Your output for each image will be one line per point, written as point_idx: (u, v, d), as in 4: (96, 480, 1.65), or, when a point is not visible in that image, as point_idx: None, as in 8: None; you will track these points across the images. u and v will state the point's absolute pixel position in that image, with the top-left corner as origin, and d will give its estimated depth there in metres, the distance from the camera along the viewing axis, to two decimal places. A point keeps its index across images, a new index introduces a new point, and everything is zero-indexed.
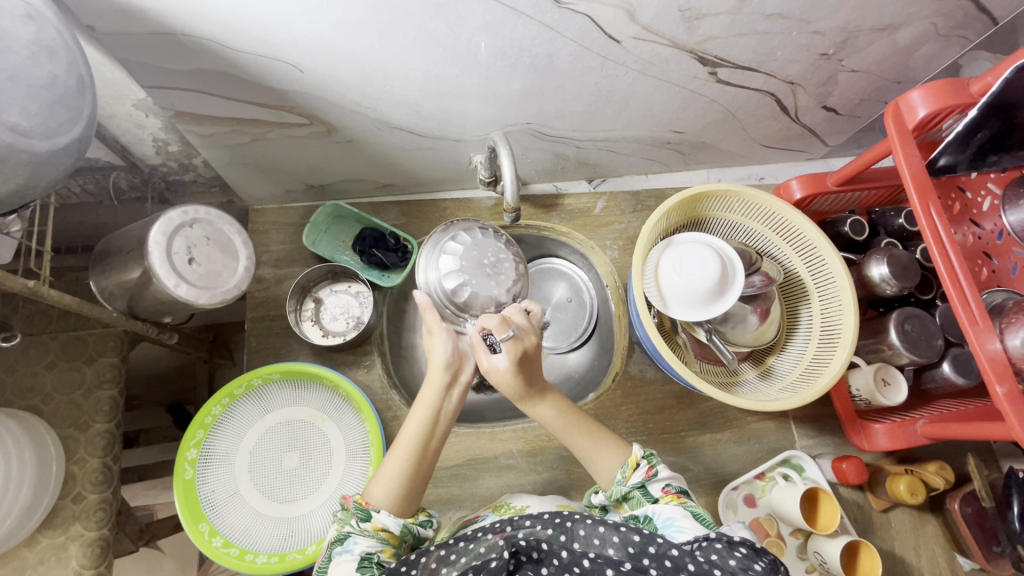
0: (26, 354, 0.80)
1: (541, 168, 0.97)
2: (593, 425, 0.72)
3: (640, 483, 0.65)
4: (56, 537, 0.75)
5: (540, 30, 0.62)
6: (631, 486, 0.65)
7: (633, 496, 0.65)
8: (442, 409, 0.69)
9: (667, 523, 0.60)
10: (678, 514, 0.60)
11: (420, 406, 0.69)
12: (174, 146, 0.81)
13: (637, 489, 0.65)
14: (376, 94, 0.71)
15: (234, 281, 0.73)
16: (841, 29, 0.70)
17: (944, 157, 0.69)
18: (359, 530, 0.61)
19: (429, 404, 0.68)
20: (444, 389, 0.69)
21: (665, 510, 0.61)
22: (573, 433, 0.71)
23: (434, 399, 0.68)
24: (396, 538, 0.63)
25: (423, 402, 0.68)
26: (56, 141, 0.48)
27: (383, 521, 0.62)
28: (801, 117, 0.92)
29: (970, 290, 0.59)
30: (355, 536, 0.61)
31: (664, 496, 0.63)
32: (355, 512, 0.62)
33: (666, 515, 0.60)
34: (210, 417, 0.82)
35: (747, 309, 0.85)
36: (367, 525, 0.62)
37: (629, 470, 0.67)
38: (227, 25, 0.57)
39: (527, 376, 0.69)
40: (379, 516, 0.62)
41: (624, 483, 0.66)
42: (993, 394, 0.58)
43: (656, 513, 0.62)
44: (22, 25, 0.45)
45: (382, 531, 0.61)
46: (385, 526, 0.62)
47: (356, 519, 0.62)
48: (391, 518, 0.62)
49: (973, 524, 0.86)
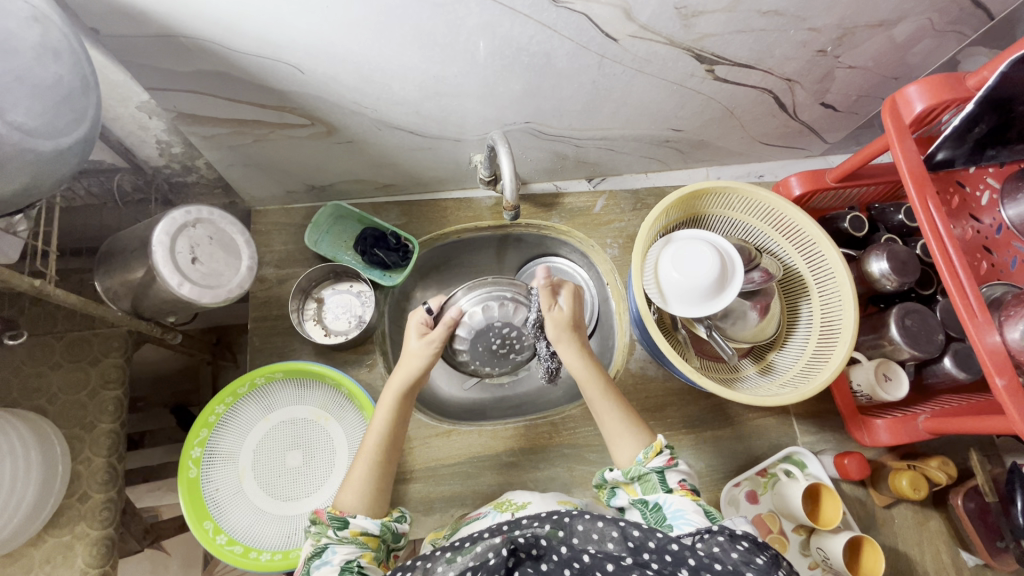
0: (32, 355, 0.81)
1: (541, 167, 0.98)
2: (620, 403, 0.73)
3: (660, 468, 0.65)
4: (62, 537, 0.76)
5: (537, 29, 0.63)
6: (651, 468, 0.65)
7: (649, 479, 0.65)
8: (403, 410, 0.74)
9: (677, 514, 0.60)
10: (690, 508, 0.60)
11: (379, 411, 0.73)
12: (177, 148, 0.82)
13: (656, 473, 0.65)
14: (375, 94, 0.71)
15: (237, 280, 0.74)
16: (837, 26, 0.71)
17: (942, 151, 0.69)
18: (337, 539, 0.62)
19: (387, 408, 0.73)
20: (400, 393, 0.73)
21: (677, 501, 0.61)
22: (606, 404, 0.73)
23: (391, 403, 0.73)
24: (375, 539, 0.64)
25: (383, 406, 0.73)
26: (61, 141, 0.49)
27: (361, 526, 0.63)
28: (799, 115, 0.93)
29: (968, 283, 0.59)
30: (333, 546, 0.61)
31: (679, 489, 0.63)
32: (330, 523, 0.62)
33: (677, 506, 0.61)
34: (213, 416, 0.83)
35: (747, 305, 0.86)
36: (345, 532, 0.62)
37: (651, 452, 0.66)
38: (228, 27, 0.57)
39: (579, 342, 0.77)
40: (356, 521, 0.63)
41: (643, 464, 0.66)
42: (993, 387, 0.58)
43: (668, 503, 0.62)
44: (28, 27, 0.45)
45: (361, 535, 0.63)
46: (364, 530, 0.63)
47: (333, 530, 0.62)
48: (368, 520, 0.64)
49: (976, 519, 0.86)
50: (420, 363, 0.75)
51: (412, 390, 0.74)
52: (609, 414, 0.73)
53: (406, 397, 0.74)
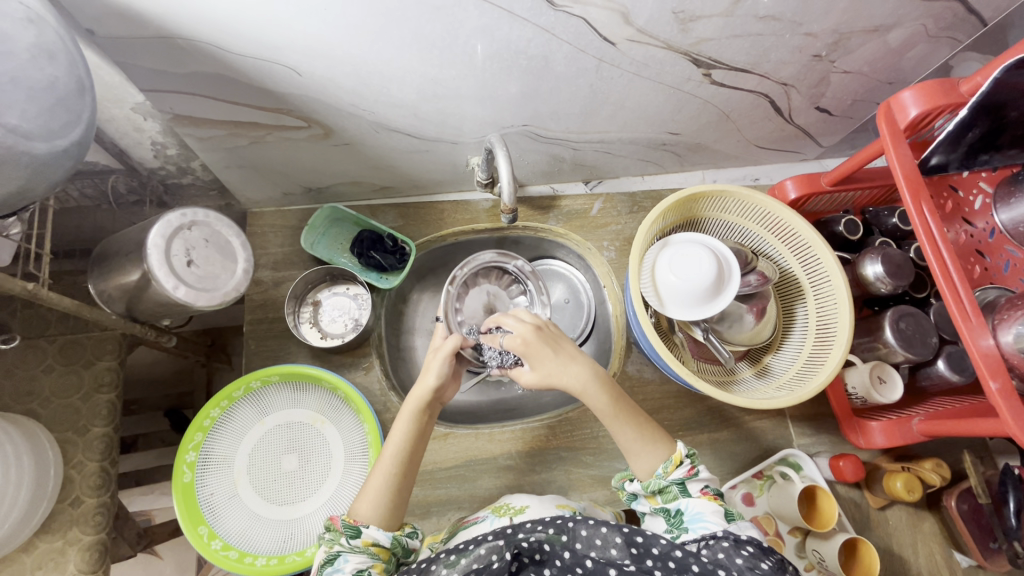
0: (23, 359, 0.80)
1: (538, 170, 0.99)
2: (636, 418, 0.71)
3: (680, 480, 0.65)
4: (54, 542, 0.75)
5: (535, 33, 0.63)
6: (671, 481, 0.65)
7: (669, 491, 0.65)
8: (422, 422, 0.73)
9: (696, 517, 0.61)
10: (708, 510, 0.61)
11: (399, 423, 0.72)
12: (172, 150, 0.82)
13: (676, 484, 0.65)
14: (373, 97, 0.71)
15: (233, 282, 0.74)
16: (833, 31, 0.71)
17: (936, 155, 0.70)
18: (349, 547, 0.63)
19: (406, 423, 0.72)
20: (418, 410, 0.72)
21: (698, 504, 0.62)
22: (618, 425, 0.71)
23: (409, 417, 0.72)
24: (386, 551, 0.65)
25: (403, 416, 0.72)
26: (56, 143, 0.48)
27: (373, 536, 0.64)
28: (795, 118, 0.93)
29: (962, 287, 0.59)
30: (345, 554, 0.62)
31: (702, 496, 0.63)
32: (344, 531, 0.63)
33: (697, 509, 0.62)
34: (208, 419, 0.82)
35: (743, 308, 0.87)
36: (357, 541, 0.63)
37: (671, 465, 0.66)
38: (224, 30, 0.57)
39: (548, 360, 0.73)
40: (368, 531, 0.64)
41: (664, 477, 0.65)
42: (987, 390, 0.58)
43: (688, 507, 0.63)
44: (23, 28, 0.45)
45: (372, 546, 0.63)
46: (376, 541, 0.64)
47: (346, 537, 0.63)
48: (380, 532, 0.64)
49: (970, 520, 0.86)
50: (425, 393, 0.73)
51: (431, 405, 0.74)
52: (625, 430, 0.70)
53: (425, 412, 0.73)
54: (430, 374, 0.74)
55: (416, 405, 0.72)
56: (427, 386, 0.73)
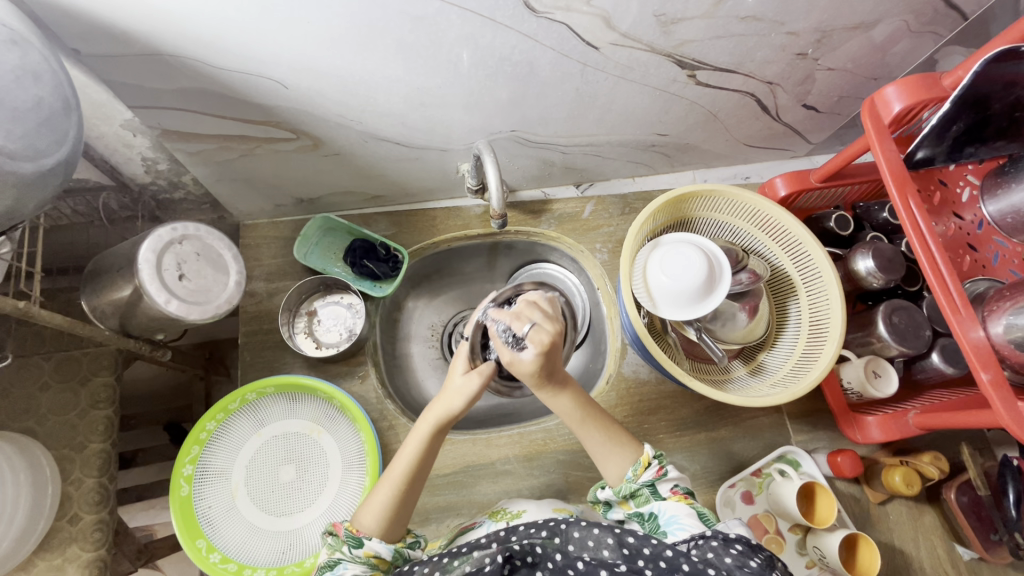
0: (18, 377, 0.80)
1: (529, 174, 0.99)
2: (606, 425, 0.73)
3: (650, 482, 0.66)
4: (53, 560, 0.75)
5: (519, 39, 0.63)
6: (641, 484, 0.66)
7: (641, 494, 0.66)
8: (433, 440, 0.71)
9: (671, 520, 0.62)
10: (683, 512, 0.62)
11: (411, 439, 0.71)
12: (162, 165, 0.82)
13: (647, 487, 0.66)
14: (360, 107, 0.72)
15: (226, 295, 0.74)
16: (815, 29, 0.72)
17: (922, 149, 0.70)
18: (350, 556, 0.64)
19: (419, 438, 0.70)
20: (434, 427, 0.71)
21: (671, 507, 0.63)
22: (586, 431, 0.73)
23: (424, 433, 0.71)
24: (387, 562, 0.65)
25: (416, 432, 0.71)
26: (43, 162, 0.49)
27: (374, 548, 0.64)
28: (782, 116, 0.94)
29: (952, 281, 0.59)
30: (345, 562, 0.63)
31: (673, 496, 0.65)
32: (346, 540, 0.64)
33: (671, 512, 0.63)
34: (205, 432, 0.83)
35: (735, 307, 0.86)
36: (359, 551, 0.64)
37: (640, 467, 0.67)
38: (208, 44, 0.58)
39: (553, 366, 0.69)
40: (370, 543, 0.64)
41: (634, 481, 0.67)
42: (979, 381, 0.58)
43: (662, 510, 0.64)
44: (7, 50, 0.45)
45: (373, 557, 0.64)
46: (377, 553, 0.64)
47: (347, 547, 0.64)
48: (382, 544, 0.65)
49: (970, 512, 0.86)
50: (451, 410, 0.71)
51: (448, 424, 0.72)
52: (589, 434, 0.73)
53: (440, 431, 0.71)
54: (456, 394, 0.72)
55: (434, 421, 0.71)
56: (449, 405, 0.71)
